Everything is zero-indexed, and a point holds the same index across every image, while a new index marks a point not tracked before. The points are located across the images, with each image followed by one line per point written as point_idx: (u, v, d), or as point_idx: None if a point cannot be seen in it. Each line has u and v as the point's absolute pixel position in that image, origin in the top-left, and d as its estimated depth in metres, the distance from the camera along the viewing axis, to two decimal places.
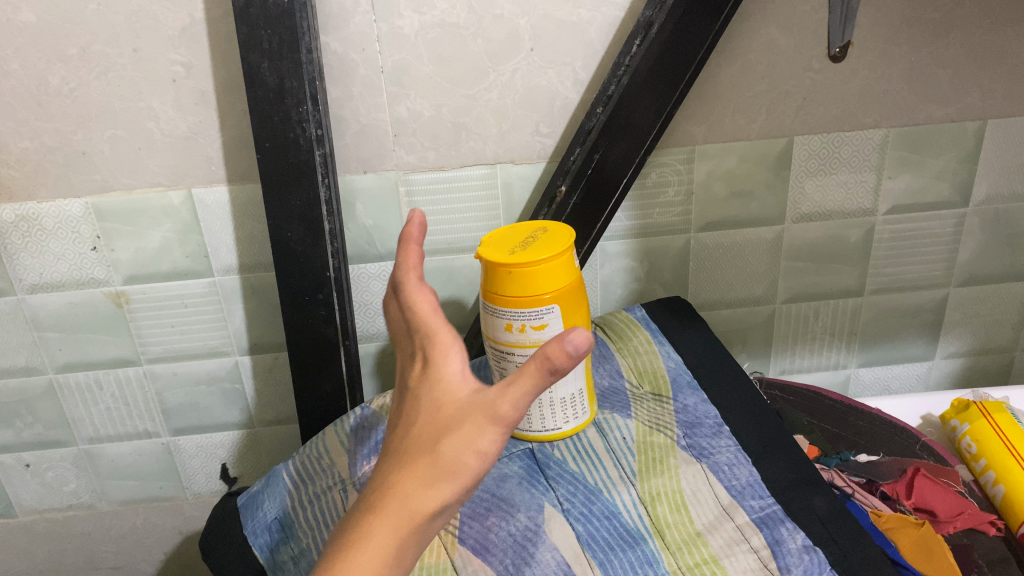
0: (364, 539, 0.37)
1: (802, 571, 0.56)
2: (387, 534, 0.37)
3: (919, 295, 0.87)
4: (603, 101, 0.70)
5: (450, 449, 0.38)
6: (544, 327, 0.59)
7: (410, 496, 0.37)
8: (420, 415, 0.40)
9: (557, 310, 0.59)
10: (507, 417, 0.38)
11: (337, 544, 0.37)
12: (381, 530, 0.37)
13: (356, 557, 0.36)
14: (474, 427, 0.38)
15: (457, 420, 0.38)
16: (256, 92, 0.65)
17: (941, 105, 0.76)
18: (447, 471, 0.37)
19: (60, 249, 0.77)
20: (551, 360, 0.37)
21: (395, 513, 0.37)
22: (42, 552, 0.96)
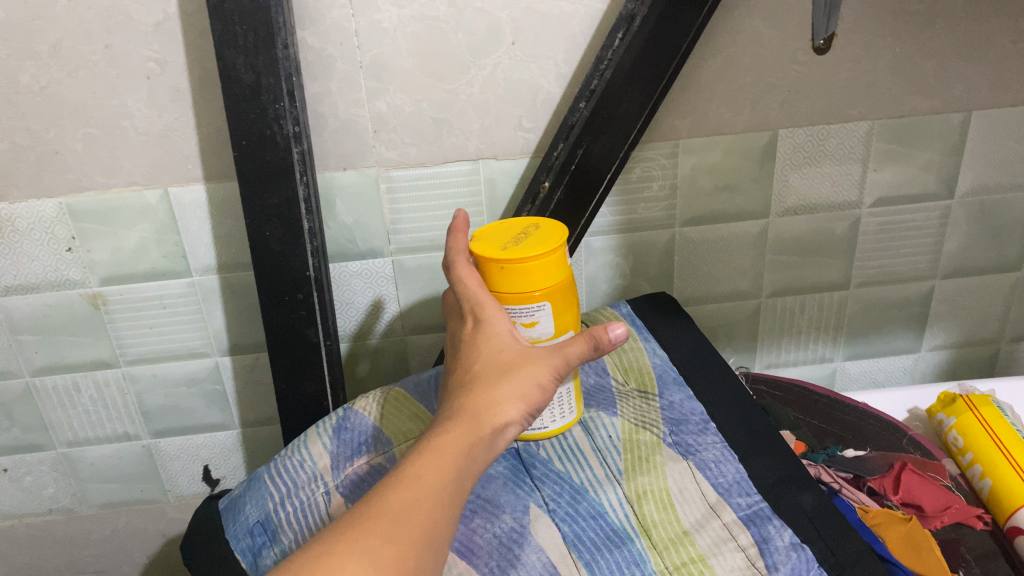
0: (452, 433, 0.46)
1: (790, 568, 0.56)
2: (471, 433, 0.46)
3: (905, 287, 0.87)
4: (586, 95, 0.69)
5: (518, 380, 0.48)
6: (534, 324, 0.57)
7: (486, 409, 0.47)
8: (483, 353, 0.50)
9: (549, 308, 0.57)
10: (562, 366, 0.50)
11: (428, 437, 0.46)
12: (466, 431, 0.46)
13: (447, 444, 0.45)
14: (537, 367, 0.49)
15: (520, 360, 0.50)
16: (231, 89, 0.64)
17: (926, 97, 0.76)
18: (516, 395, 0.48)
19: (35, 250, 0.75)
20: (601, 342, 0.50)
21: (477, 420, 0.46)
22: (22, 557, 0.95)
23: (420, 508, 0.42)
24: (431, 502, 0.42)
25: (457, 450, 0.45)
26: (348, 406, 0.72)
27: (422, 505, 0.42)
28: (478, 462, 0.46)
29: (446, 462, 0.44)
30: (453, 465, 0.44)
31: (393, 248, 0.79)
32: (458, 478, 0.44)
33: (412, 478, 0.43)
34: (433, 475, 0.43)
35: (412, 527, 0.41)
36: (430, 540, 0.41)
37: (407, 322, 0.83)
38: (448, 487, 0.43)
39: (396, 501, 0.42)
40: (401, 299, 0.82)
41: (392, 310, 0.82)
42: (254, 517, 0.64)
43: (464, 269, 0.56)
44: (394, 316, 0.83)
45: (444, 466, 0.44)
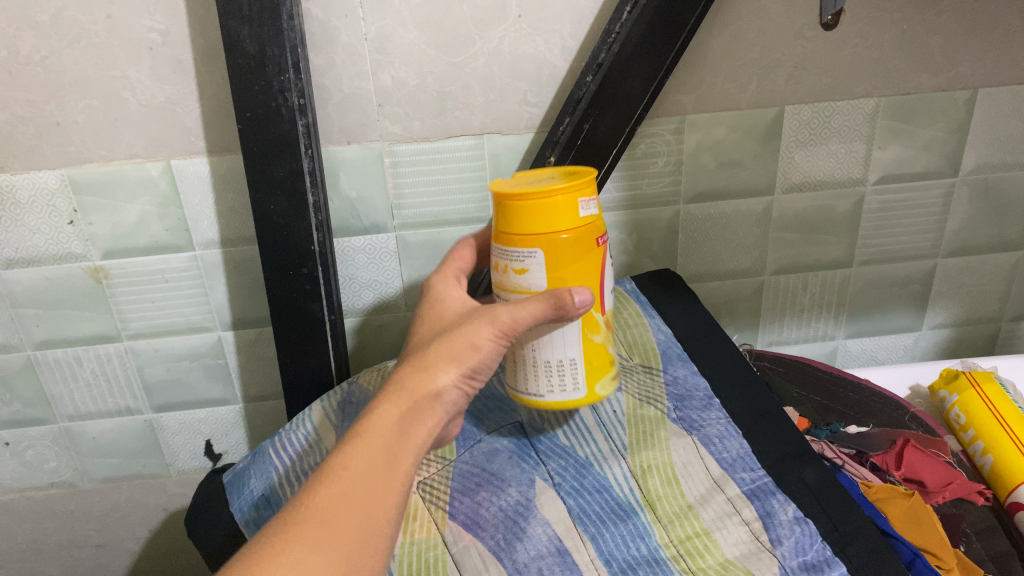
0: (384, 406, 0.46)
1: (794, 543, 0.57)
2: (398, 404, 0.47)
3: (907, 266, 0.87)
4: (593, 69, 0.69)
5: (452, 343, 0.49)
6: (524, 272, 0.47)
7: (415, 379, 0.48)
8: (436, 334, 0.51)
9: (541, 256, 0.46)
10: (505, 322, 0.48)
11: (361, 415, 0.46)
12: (397, 404, 0.47)
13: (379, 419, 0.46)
14: (473, 330, 0.49)
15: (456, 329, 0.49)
16: (235, 60, 0.63)
17: (932, 74, 0.76)
18: (445, 360, 0.49)
19: (35, 223, 0.74)
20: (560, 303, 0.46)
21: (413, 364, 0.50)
22: (23, 532, 0.95)
23: (356, 475, 0.43)
24: (361, 477, 0.43)
25: (387, 425, 0.45)
26: (353, 380, 0.72)
27: (357, 486, 0.42)
28: (412, 431, 0.46)
29: (382, 434, 0.45)
30: (383, 434, 0.45)
31: (396, 223, 0.78)
32: (391, 453, 0.45)
33: (341, 463, 0.43)
34: (361, 453, 0.44)
35: (342, 504, 0.41)
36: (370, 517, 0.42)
37: (410, 298, 0.83)
38: (380, 466, 0.44)
39: (325, 482, 0.42)
40: (404, 275, 0.82)
41: (395, 286, 0.82)
42: (259, 490, 0.64)
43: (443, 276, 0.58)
44: (397, 291, 0.83)
45: (378, 435, 0.45)
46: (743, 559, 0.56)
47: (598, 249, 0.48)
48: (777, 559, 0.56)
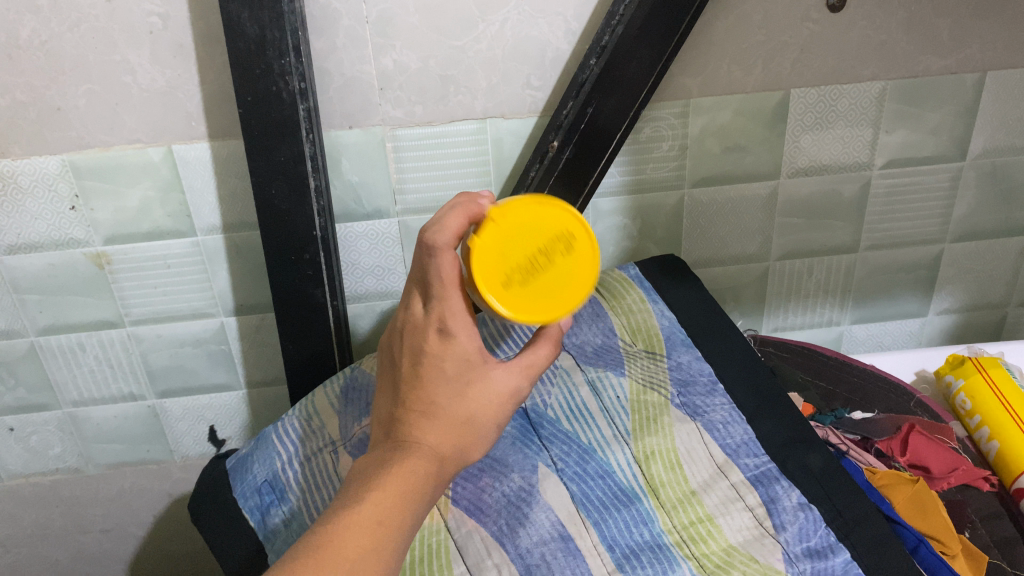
0: (417, 458, 0.42)
1: (797, 529, 0.57)
2: (433, 460, 0.42)
3: (913, 251, 0.86)
4: (597, 52, 0.68)
5: (482, 397, 0.43)
6: None
7: (449, 431, 0.43)
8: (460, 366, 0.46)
9: None
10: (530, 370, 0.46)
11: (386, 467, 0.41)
12: (430, 458, 0.42)
13: (412, 476, 0.41)
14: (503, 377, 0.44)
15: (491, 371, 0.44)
16: (235, 43, 0.63)
17: (940, 56, 0.75)
18: (477, 418, 0.43)
19: (37, 209, 0.74)
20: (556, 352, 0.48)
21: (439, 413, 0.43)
22: (29, 517, 0.95)
23: (391, 541, 0.39)
24: (394, 546, 0.39)
25: (420, 487, 0.41)
26: (356, 366, 0.71)
27: (390, 560, 0.39)
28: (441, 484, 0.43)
29: (416, 499, 0.41)
30: (415, 498, 0.41)
31: (398, 208, 0.78)
32: (420, 514, 0.41)
33: (377, 523, 0.39)
34: (398, 516, 0.40)
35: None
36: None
37: None
38: (407, 530, 0.40)
39: (365, 556, 0.38)
40: (407, 261, 0.81)
41: (398, 272, 0.82)
42: (262, 476, 0.64)
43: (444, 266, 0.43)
44: (400, 277, 0.82)
45: (410, 497, 0.41)
46: (747, 545, 0.56)
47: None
48: (780, 545, 0.56)
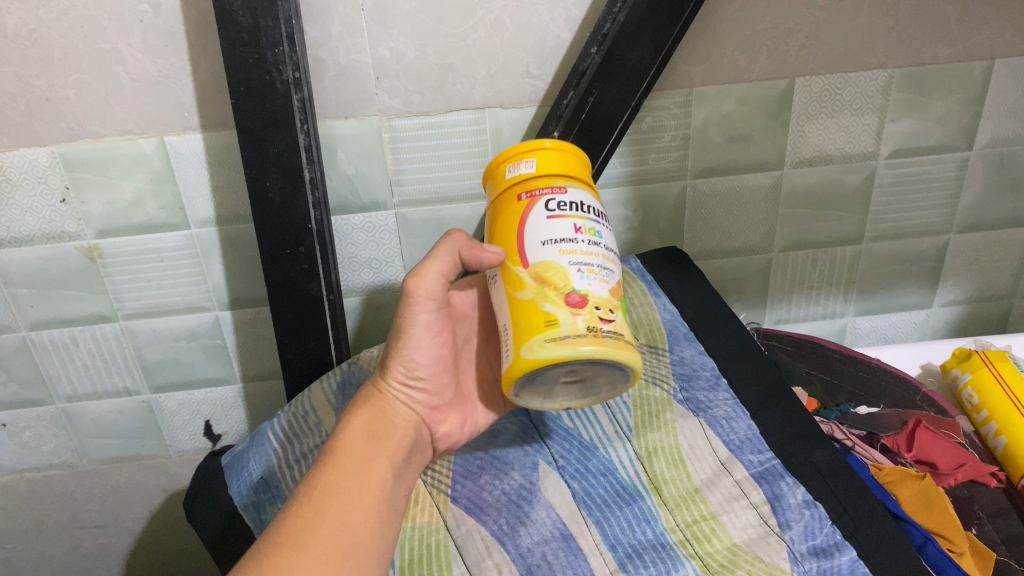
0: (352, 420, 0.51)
1: (803, 527, 0.55)
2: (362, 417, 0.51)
3: (918, 242, 0.85)
4: (598, 40, 0.67)
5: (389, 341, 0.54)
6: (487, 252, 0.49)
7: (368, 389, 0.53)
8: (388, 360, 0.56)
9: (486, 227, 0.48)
10: (426, 289, 0.51)
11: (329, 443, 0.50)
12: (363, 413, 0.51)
13: (345, 433, 0.50)
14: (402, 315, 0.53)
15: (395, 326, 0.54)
16: (228, 32, 0.61)
17: (948, 44, 0.73)
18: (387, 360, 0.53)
19: (27, 201, 0.73)
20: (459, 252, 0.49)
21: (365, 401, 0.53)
22: (23, 512, 0.94)
23: (337, 492, 0.45)
24: (336, 482, 0.45)
25: (353, 434, 0.50)
26: (353, 361, 0.70)
27: (333, 488, 0.45)
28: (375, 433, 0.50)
29: (351, 443, 0.49)
30: (349, 443, 0.49)
31: (396, 200, 0.76)
32: (363, 454, 0.48)
33: (313, 478, 0.46)
34: (332, 466, 0.47)
35: (318, 514, 0.43)
36: (353, 512, 0.44)
37: None
38: (352, 466, 0.47)
39: (307, 498, 0.44)
40: (405, 253, 0.80)
41: (395, 264, 0.81)
42: (258, 474, 0.63)
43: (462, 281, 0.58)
44: (398, 270, 0.81)
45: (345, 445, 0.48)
46: (752, 543, 0.55)
47: (526, 196, 0.44)
48: (786, 544, 0.55)
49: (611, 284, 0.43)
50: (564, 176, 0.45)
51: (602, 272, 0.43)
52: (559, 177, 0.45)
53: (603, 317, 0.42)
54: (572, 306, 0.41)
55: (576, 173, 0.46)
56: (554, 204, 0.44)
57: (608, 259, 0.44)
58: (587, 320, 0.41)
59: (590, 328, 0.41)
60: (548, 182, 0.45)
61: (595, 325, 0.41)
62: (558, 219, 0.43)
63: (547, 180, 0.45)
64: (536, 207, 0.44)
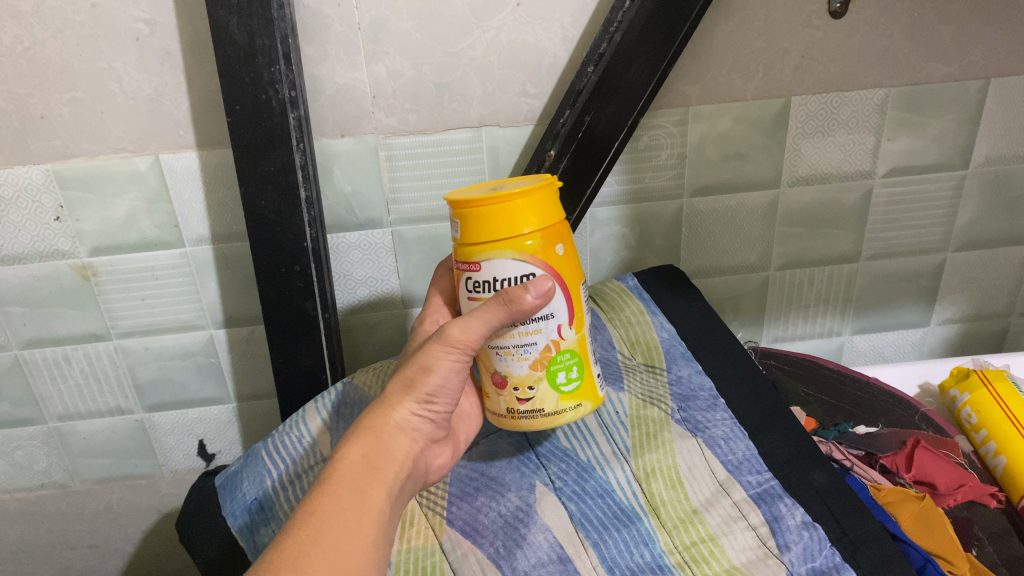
0: (351, 445, 0.47)
1: (802, 549, 0.55)
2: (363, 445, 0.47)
3: (915, 260, 0.85)
4: (595, 59, 0.67)
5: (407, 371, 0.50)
6: None
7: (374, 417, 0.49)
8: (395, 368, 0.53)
9: None
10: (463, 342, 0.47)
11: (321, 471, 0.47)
12: (363, 439, 0.48)
13: (344, 460, 0.46)
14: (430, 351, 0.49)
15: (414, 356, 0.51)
16: (224, 51, 0.61)
17: (943, 63, 0.73)
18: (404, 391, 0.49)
19: (21, 219, 0.72)
20: (516, 308, 0.44)
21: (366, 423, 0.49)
22: (14, 533, 0.93)
23: (330, 524, 0.42)
24: (334, 518, 0.43)
25: (353, 464, 0.46)
26: (348, 380, 0.69)
27: (330, 524, 0.42)
28: (377, 466, 0.47)
29: (350, 473, 0.46)
30: (350, 475, 0.45)
31: (391, 218, 0.76)
32: (362, 486, 0.45)
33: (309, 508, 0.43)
34: (327, 495, 0.44)
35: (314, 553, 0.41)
36: (349, 553, 0.42)
37: (406, 295, 0.81)
38: (352, 502, 0.44)
39: (302, 530, 0.42)
40: (400, 271, 0.80)
41: (390, 283, 0.80)
42: (252, 494, 0.63)
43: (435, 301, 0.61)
44: (393, 289, 0.81)
45: (343, 476, 0.45)
46: (750, 565, 0.55)
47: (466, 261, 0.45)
48: (785, 565, 0.54)
49: (533, 359, 0.46)
50: (480, 248, 0.44)
51: (521, 351, 0.46)
52: (484, 247, 0.44)
53: (522, 397, 0.47)
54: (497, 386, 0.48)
55: (500, 238, 0.44)
56: (477, 287, 0.46)
57: (527, 336, 0.46)
58: (508, 402, 0.48)
59: (510, 408, 0.48)
60: (467, 256, 0.46)
61: (514, 406, 0.48)
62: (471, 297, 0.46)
63: (476, 249, 0.45)
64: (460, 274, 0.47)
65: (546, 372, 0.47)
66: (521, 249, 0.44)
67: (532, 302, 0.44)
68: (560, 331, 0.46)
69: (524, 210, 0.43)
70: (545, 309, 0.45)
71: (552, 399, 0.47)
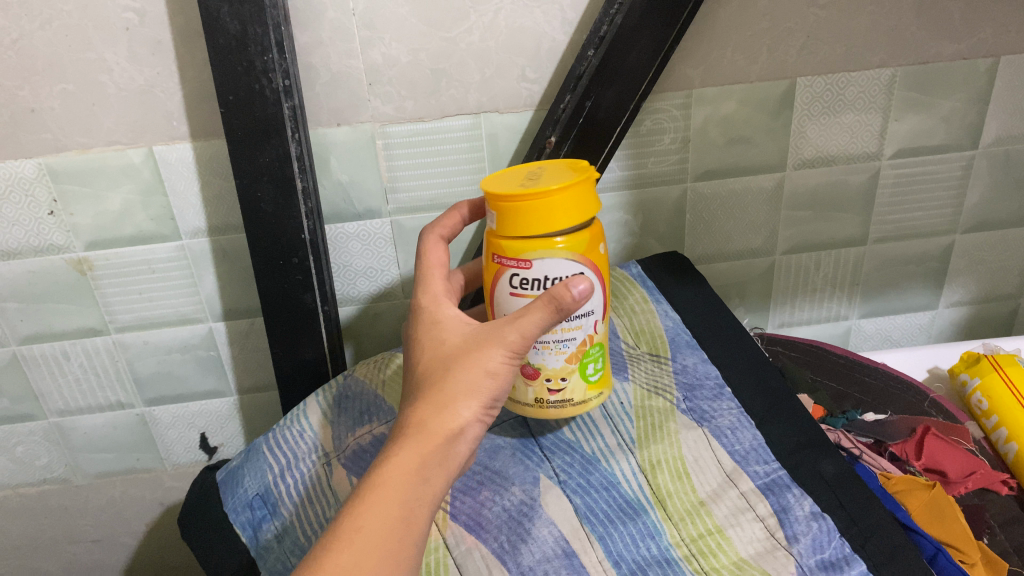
0: (401, 449, 0.44)
1: (811, 541, 0.54)
2: (415, 451, 0.44)
3: (923, 243, 0.84)
4: (595, 42, 0.65)
5: (463, 376, 0.45)
6: None
7: (430, 418, 0.45)
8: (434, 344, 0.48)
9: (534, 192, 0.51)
10: (520, 343, 0.45)
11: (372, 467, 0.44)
12: (413, 447, 0.44)
13: (395, 467, 0.44)
14: (486, 354, 0.45)
15: (465, 350, 0.46)
16: (216, 40, 0.60)
17: (952, 42, 0.72)
18: (466, 393, 0.45)
19: (14, 214, 0.71)
20: (560, 303, 0.44)
21: (420, 429, 0.45)
22: (17, 528, 0.93)
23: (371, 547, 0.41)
24: (377, 545, 0.41)
25: (402, 475, 0.43)
26: (349, 373, 0.69)
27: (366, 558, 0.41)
28: (427, 481, 0.44)
29: (395, 487, 0.43)
30: (402, 489, 0.43)
31: (390, 208, 0.75)
32: (406, 506, 0.43)
33: (355, 527, 0.41)
34: (376, 513, 0.42)
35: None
36: None
37: (407, 285, 0.80)
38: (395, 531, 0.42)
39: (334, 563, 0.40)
40: (400, 262, 0.78)
41: (390, 273, 0.79)
42: (253, 490, 0.62)
43: (430, 237, 0.56)
44: (393, 279, 0.80)
45: (395, 490, 0.43)
46: (759, 558, 0.54)
47: (495, 266, 0.47)
48: (794, 558, 0.53)
49: (568, 353, 0.48)
50: (526, 246, 0.44)
51: (561, 346, 0.47)
52: (518, 247, 0.45)
53: (552, 388, 0.49)
54: (526, 376, 0.49)
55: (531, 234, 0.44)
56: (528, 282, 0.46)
57: (569, 330, 0.47)
58: (536, 391, 0.49)
59: (539, 398, 0.50)
60: (514, 254, 0.45)
61: (543, 396, 0.49)
62: (518, 297, 0.46)
63: (539, 243, 0.44)
64: (502, 279, 0.47)
65: (576, 365, 0.49)
66: (571, 249, 0.45)
67: (578, 298, 0.44)
68: (594, 325, 0.48)
69: (569, 215, 0.43)
70: (588, 307, 0.47)
71: (580, 390, 0.50)
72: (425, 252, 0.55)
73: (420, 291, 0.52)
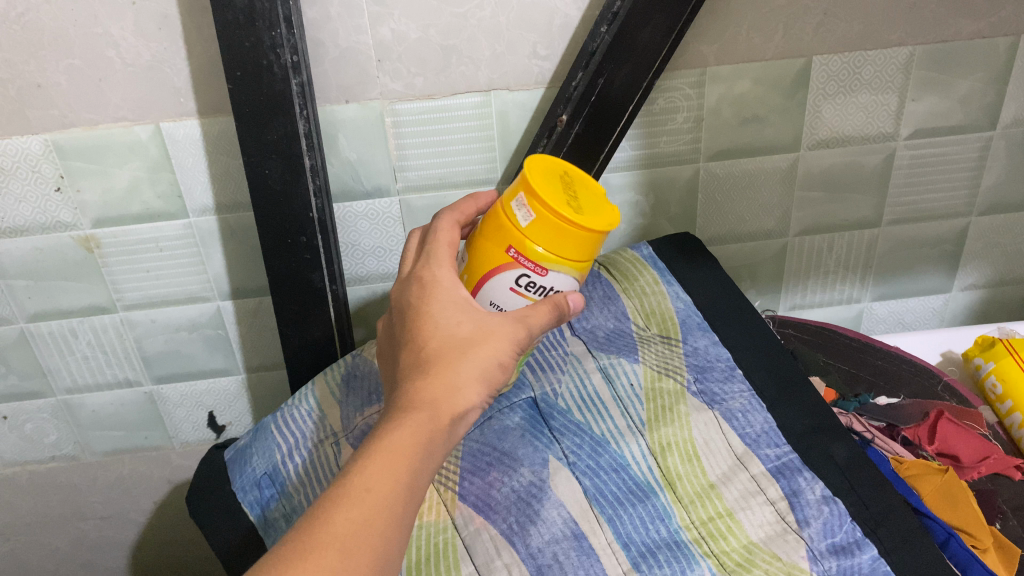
0: (408, 421, 0.42)
1: (822, 525, 0.54)
2: (423, 423, 0.42)
3: (938, 225, 0.83)
4: (608, 18, 0.64)
5: (475, 360, 0.44)
6: None
7: (438, 395, 0.43)
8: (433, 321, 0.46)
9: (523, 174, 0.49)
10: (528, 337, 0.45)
11: (377, 430, 0.42)
12: (421, 419, 0.42)
13: (405, 435, 0.41)
14: (499, 340, 0.44)
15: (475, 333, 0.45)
16: (223, 14, 0.59)
17: (973, 20, 0.70)
18: (474, 378, 0.44)
19: (20, 191, 0.71)
20: (563, 309, 0.46)
21: (429, 404, 0.42)
22: (26, 504, 0.93)
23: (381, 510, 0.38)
24: (387, 508, 0.38)
25: (410, 444, 0.41)
26: (358, 353, 0.69)
27: (376, 521, 0.38)
28: (430, 456, 0.42)
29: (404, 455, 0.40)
30: (412, 457, 0.40)
31: (399, 186, 0.74)
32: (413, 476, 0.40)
33: (367, 484, 0.38)
34: (386, 475, 0.39)
35: (364, 545, 0.37)
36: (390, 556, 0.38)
37: None
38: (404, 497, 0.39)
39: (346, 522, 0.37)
40: (409, 241, 0.78)
41: (398, 253, 0.79)
42: (261, 469, 0.62)
43: (445, 219, 0.52)
44: (401, 258, 0.79)
45: (405, 456, 0.40)
46: (769, 542, 0.53)
47: (506, 257, 0.45)
48: (804, 542, 0.53)
49: None
50: (561, 261, 0.44)
51: None
52: (552, 261, 0.44)
53: None
54: None
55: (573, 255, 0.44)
56: (533, 284, 0.45)
57: None
58: None
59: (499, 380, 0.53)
60: (541, 262, 0.44)
61: None
62: (514, 296, 0.46)
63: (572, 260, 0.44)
64: (508, 273, 0.45)
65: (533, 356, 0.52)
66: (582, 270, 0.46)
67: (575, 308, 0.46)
68: None
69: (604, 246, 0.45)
70: None
71: None
72: (439, 228, 0.51)
73: (426, 261, 0.49)
